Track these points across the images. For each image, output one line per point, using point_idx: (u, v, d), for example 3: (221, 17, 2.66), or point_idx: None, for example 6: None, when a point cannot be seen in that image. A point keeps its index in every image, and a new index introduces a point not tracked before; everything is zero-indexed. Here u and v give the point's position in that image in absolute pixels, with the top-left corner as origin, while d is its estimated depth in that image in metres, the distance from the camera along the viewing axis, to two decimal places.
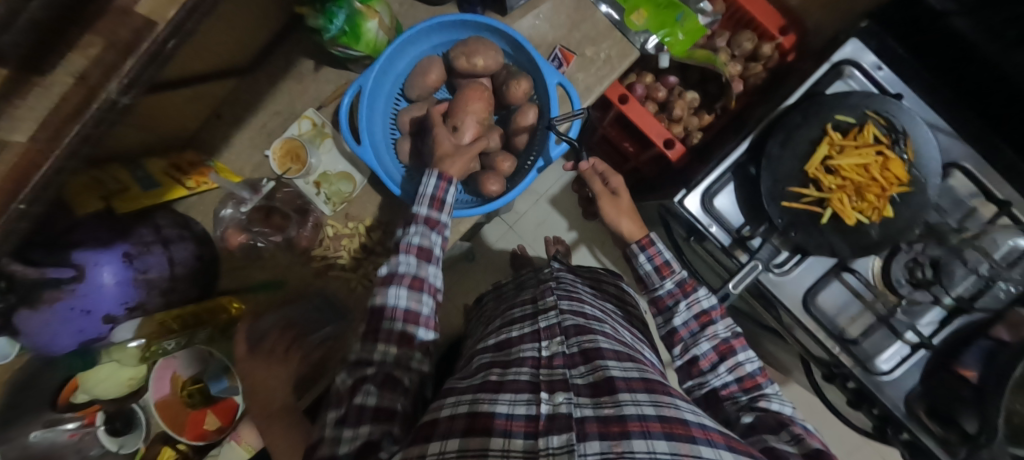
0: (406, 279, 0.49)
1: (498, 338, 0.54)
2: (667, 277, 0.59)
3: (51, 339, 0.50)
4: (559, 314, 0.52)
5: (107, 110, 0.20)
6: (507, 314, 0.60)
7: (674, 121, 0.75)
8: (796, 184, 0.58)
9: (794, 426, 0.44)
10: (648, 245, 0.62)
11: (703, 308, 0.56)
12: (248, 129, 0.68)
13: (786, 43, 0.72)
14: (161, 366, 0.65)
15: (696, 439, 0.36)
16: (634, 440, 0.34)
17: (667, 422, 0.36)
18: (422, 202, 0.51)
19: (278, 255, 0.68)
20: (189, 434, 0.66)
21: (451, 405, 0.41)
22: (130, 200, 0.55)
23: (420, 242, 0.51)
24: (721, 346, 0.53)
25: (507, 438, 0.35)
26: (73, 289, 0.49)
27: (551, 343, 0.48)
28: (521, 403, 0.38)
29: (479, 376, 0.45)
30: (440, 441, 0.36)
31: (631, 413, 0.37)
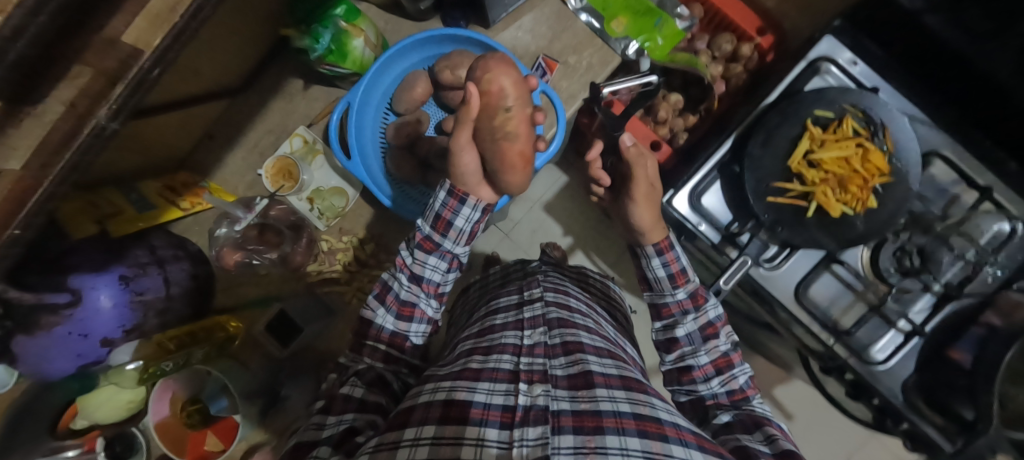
0: (396, 304, 0.53)
1: (481, 326, 0.55)
2: (680, 286, 0.57)
3: (51, 365, 0.51)
4: (545, 306, 0.54)
5: (96, 137, 0.21)
6: (492, 302, 0.62)
7: (659, 123, 0.76)
8: (780, 180, 0.59)
9: (770, 426, 0.44)
10: (666, 248, 0.58)
11: (710, 319, 0.55)
12: (240, 149, 0.69)
13: (764, 43, 0.73)
14: (159, 388, 0.63)
15: (669, 438, 0.36)
16: (607, 436, 0.34)
17: (642, 419, 0.37)
18: (427, 219, 0.54)
19: (273, 272, 0.69)
20: (189, 454, 0.63)
21: (429, 392, 0.41)
22: (125, 223, 0.55)
23: (414, 268, 0.54)
24: (719, 360, 0.52)
25: (483, 427, 0.35)
26: (70, 313, 0.50)
27: (533, 332, 0.49)
28: (499, 393, 0.39)
29: (459, 363, 0.45)
30: (416, 427, 0.35)
31: (607, 408, 0.37)
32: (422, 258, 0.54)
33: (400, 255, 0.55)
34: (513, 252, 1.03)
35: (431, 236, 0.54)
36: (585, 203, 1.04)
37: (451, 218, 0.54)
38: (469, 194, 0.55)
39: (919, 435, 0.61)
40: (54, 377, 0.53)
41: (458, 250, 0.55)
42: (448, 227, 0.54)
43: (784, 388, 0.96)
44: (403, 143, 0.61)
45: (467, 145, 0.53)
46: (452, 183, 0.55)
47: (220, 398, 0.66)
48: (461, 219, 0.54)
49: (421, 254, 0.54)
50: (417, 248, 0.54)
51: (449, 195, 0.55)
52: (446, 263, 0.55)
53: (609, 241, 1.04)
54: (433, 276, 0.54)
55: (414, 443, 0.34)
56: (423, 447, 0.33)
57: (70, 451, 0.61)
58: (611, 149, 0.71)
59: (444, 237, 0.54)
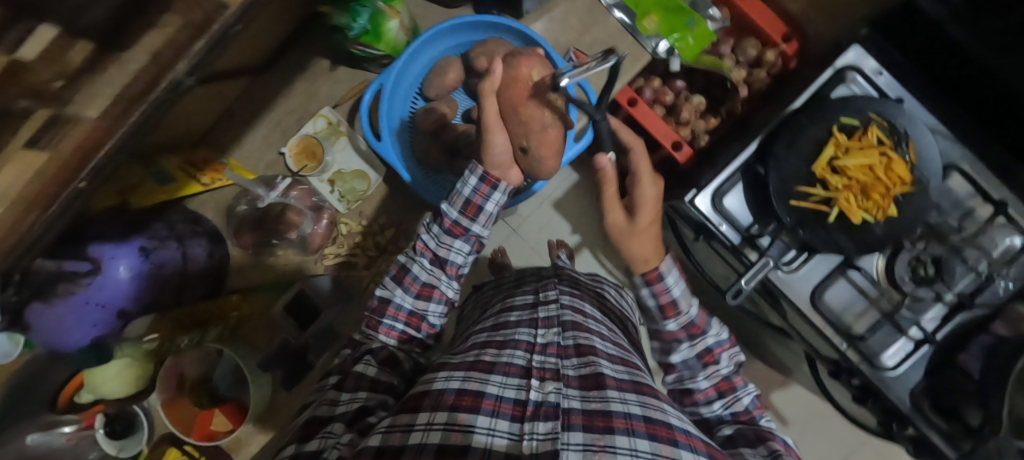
0: (415, 286, 0.54)
1: (495, 322, 0.53)
2: (671, 317, 0.57)
3: (63, 335, 0.50)
4: (559, 308, 0.53)
5: (172, 90, 0.22)
6: (507, 300, 0.61)
7: (681, 124, 0.76)
8: (804, 184, 0.59)
9: (773, 440, 0.46)
10: (655, 279, 0.58)
11: (708, 346, 0.55)
12: (261, 126, 0.68)
13: (789, 50, 0.74)
14: (169, 368, 0.60)
15: (678, 442, 0.35)
16: (617, 436, 0.33)
17: (652, 423, 0.36)
18: (455, 203, 0.54)
19: (289, 253, 0.68)
20: (196, 435, 0.61)
21: (443, 380, 0.40)
22: (145, 195, 0.56)
23: (439, 251, 0.55)
24: (721, 384, 0.53)
25: (494, 418, 0.33)
26: (89, 282, 0.49)
27: (546, 331, 0.48)
28: (512, 386, 0.38)
29: (472, 353, 0.45)
30: (428, 412, 0.35)
31: (617, 409, 0.36)
32: (449, 242, 0.55)
33: (422, 239, 0.56)
34: (522, 247, 1.03)
35: (460, 221, 0.54)
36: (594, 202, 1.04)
37: (482, 203, 0.53)
38: (499, 180, 0.54)
39: (924, 441, 0.63)
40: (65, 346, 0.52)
41: (483, 233, 0.56)
42: (477, 213, 0.54)
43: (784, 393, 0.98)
44: (432, 128, 0.61)
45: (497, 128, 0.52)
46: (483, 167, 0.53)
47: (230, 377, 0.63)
48: (491, 204, 0.54)
49: (449, 239, 0.55)
50: (445, 232, 0.55)
51: (482, 181, 0.53)
52: (469, 246, 0.56)
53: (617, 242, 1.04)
54: (456, 259, 0.56)
55: (427, 428, 0.33)
56: (436, 431, 0.32)
57: (68, 426, 0.56)
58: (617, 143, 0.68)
59: (474, 220, 0.55)
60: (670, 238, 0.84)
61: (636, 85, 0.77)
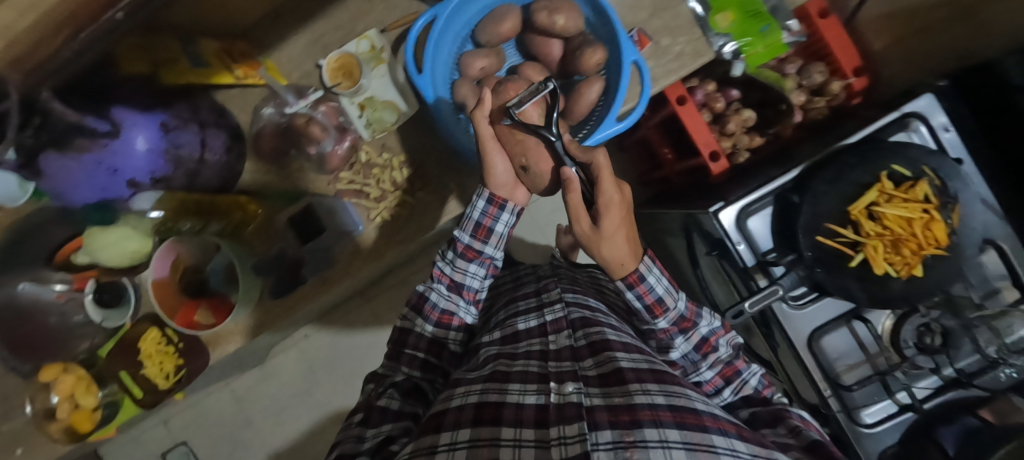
0: (435, 313, 0.60)
1: (504, 331, 0.58)
2: (660, 316, 0.57)
3: (69, 190, 0.50)
4: (565, 307, 0.59)
5: None
6: (511, 306, 0.66)
7: (725, 136, 0.74)
8: (834, 222, 0.57)
9: (787, 417, 0.52)
10: (637, 281, 0.54)
11: (703, 336, 0.59)
12: (305, 35, 0.66)
13: (856, 85, 0.70)
14: (164, 250, 0.63)
15: (708, 428, 0.39)
16: (646, 430, 0.36)
17: (679, 411, 0.39)
18: (467, 228, 0.57)
19: (306, 169, 0.68)
20: (178, 319, 0.65)
21: (461, 396, 0.44)
22: (177, 74, 0.54)
23: (456, 277, 0.60)
24: (725, 370, 0.59)
25: (518, 428, 0.38)
26: (106, 144, 0.48)
27: (559, 336, 0.54)
28: (531, 393, 0.42)
29: (488, 367, 0.49)
30: (451, 432, 0.39)
31: (642, 402, 0.39)
32: (463, 266, 0.60)
33: (439, 266, 0.61)
34: (531, 227, 1.02)
35: (473, 245, 0.58)
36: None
37: (491, 225, 0.57)
38: (507, 200, 0.57)
39: None
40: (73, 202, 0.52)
41: (496, 254, 0.60)
42: (488, 235, 0.58)
43: None
44: (474, 76, 0.59)
45: (495, 151, 0.52)
46: (489, 189, 0.56)
47: (222, 273, 0.68)
48: (500, 225, 0.57)
49: (463, 262, 0.59)
50: (461, 257, 0.59)
51: (489, 202, 0.56)
52: (484, 269, 0.61)
53: None
54: (472, 283, 0.61)
55: (452, 446, 0.37)
56: (462, 449, 0.36)
57: (59, 285, 0.67)
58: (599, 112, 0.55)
59: (485, 242, 0.58)
60: (681, 247, 0.83)
61: (690, 84, 0.74)
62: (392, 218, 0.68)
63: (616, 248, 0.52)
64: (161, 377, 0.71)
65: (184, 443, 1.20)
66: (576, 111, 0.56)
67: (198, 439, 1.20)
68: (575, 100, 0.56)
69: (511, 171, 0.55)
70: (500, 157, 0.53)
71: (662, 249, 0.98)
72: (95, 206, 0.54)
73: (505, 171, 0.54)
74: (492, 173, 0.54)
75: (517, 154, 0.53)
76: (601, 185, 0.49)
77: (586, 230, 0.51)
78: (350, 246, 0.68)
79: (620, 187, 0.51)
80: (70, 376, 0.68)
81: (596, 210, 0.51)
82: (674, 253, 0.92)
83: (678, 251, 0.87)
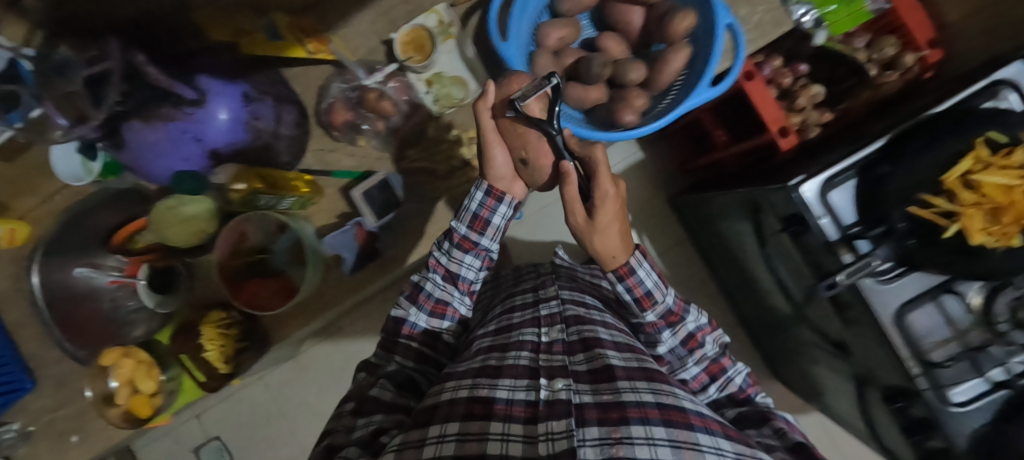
0: (429, 303, 0.59)
1: (498, 325, 0.58)
2: (649, 309, 0.56)
3: (148, 163, 0.51)
4: (561, 304, 0.59)
5: None
6: (507, 301, 0.68)
7: (793, 111, 0.72)
8: (927, 192, 0.52)
9: (773, 420, 0.54)
10: (627, 274, 0.53)
11: (690, 332, 0.59)
12: (371, 11, 0.64)
13: (931, 58, 0.69)
14: (232, 227, 0.62)
15: (694, 427, 0.39)
16: (632, 426, 0.37)
17: (666, 409, 0.40)
18: (463, 219, 0.56)
19: (370, 143, 0.66)
20: (241, 299, 0.64)
21: (452, 390, 0.45)
22: (255, 44, 0.55)
23: (450, 267, 0.59)
24: (712, 367, 0.60)
25: (507, 423, 0.38)
26: (191, 113, 0.47)
27: (551, 330, 0.53)
28: (521, 388, 0.43)
29: (478, 360, 0.50)
30: (441, 424, 0.40)
31: (630, 400, 0.40)
32: (459, 257, 0.58)
33: (433, 256, 0.59)
34: (535, 229, 1.10)
35: (469, 236, 0.57)
36: (647, 186, 1.11)
37: (488, 217, 0.55)
38: (505, 192, 0.56)
39: None
40: (155, 176, 0.53)
41: (492, 246, 0.59)
42: (485, 226, 0.56)
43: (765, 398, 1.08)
44: (551, 46, 0.57)
45: (495, 143, 0.52)
46: (487, 182, 0.55)
47: (286, 255, 0.66)
48: (497, 217, 0.56)
49: (460, 253, 0.58)
50: (456, 247, 0.58)
51: (487, 194, 0.56)
52: (479, 261, 0.59)
53: (665, 227, 1.12)
54: (467, 274, 0.59)
55: (440, 439, 0.38)
56: (449, 443, 0.37)
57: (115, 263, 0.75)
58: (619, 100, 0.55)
59: (482, 234, 0.57)
60: (745, 229, 0.82)
61: (757, 60, 0.72)
62: (459, 197, 0.70)
63: (613, 242, 0.51)
64: (221, 361, 0.69)
65: (218, 437, 1.18)
66: (661, 80, 0.55)
67: (231, 433, 1.18)
68: (661, 67, 0.54)
69: (511, 164, 0.55)
70: (499, 149, 0.54)
71: (714, 233, 0.98)
72: (183, 178, 0.54)
73: (505, 164, 0.55)
74: (493, 167, 0.54)
75: (517, 148, 0.52)
76: (597, 179, 0.49)
77: (579, 222, 0.51)
78: (422, 224, 0.70)
79: (616, 181, 0.51)
80: (126, 363, 0.70)
81: (591, 204, 0.51)
82: (727, 238, 0.92)
83: (737, 236, 0.87)
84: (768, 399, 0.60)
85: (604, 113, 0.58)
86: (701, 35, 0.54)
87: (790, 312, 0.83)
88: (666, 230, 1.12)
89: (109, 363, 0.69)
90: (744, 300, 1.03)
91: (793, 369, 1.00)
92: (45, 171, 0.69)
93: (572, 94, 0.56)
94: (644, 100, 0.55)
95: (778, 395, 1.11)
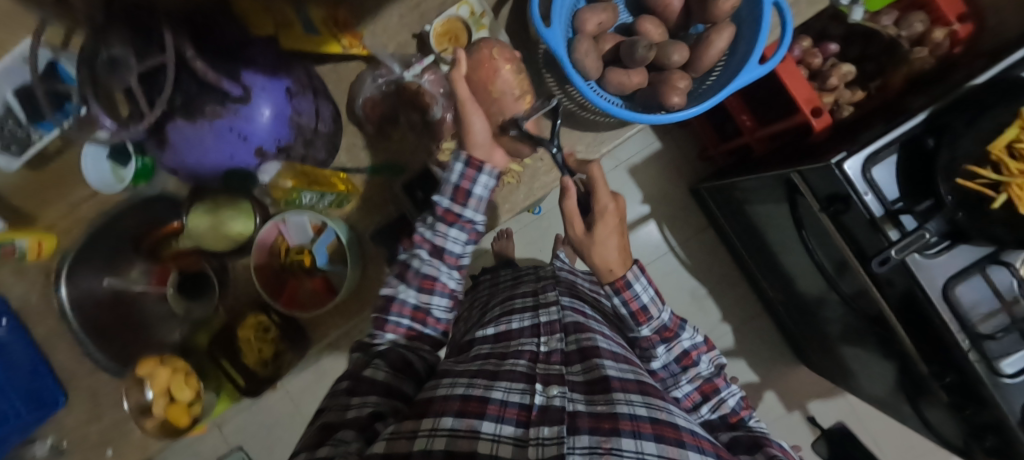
0: (416, 279, 0.56)
1: (498, 328, 0.55)
2: (644, 323, 0.54)
3: (193, 161, 0.50)
4: (561, 310, 0.55)
5: None
6: (506, 303, 0.62)
7: (826, 91, 0.74)
8: (973, 163, 0.51)
9: (768, 446, 0.44)
10: (624, 287, 0.54)
11: (684, 349, 0.55)
12: (403, 4, 0.62)
13: (961, 32, 0.69)
14: (272, 225, 0.63)
15: (684, 443, 0.36)
16: (623, 439, 0.33)
17: (658, 424, 0.36)
18: (445, 190, 0.56)
19: (406, 138, 0.66)
20: (283, 301, 0.65)
21: (448, 387, 0.42)
22: (292, 38, 0.56)
23: (436, 241, 0.57)
24: (704, 386, 0.53)
25: (500, 423, 0.35)
26: (237, 110, 0.46)
27: (550, 339, 0.50)
28: (517, 391, 0.40)
29: (478, 363, 0.47)
30: (434, 418, 0.36)
31: (624, 411, 0.36)
32: (444, 230, 0.57)
33: (420, 231, 0.58)
34: (543, 232, 1.08)
35: (451, 209, 0.56)
36: (666, 175, 1.10)
37: (469, 187, 0.55)
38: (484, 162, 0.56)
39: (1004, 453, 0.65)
40: (200, 176, 0.53)
41: (476, 219, 0.58)
42: (467, 198, 0.56)
43: (787, 380, 1.11)
44: (591, 32, 0.56)
45: (474, 109, 0.54)
46: (467, 151, 0.56)
47: (324, 252, 0.65)
48: (479, 187, 0.56)
49: (444, 227, 0.57)
50: (440, 221, 0.57)
51: (466, 165, 0.56)
52: (465, 235, 0.58)
53: (685, 217, 1.11)
54: (454, 248, 0.58)
55: (432, 434, 0.34)
56: (441, 438, 0.34)
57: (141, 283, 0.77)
58: (658, 82, 0.56)
59: (464, 206, 0.56)
60: (778, 210, 0.81)
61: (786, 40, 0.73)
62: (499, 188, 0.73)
63: (617, 251, 0.54)
64: (260, 364, 0.69)
65: (240, 447, 1.14)
66: (704, 63, 0.55)
67: (253, 443, 1.15)
68: (705, 50, 0.54)
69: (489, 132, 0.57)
70: (477, 117, 0.56)
71: (740, 216, 0.97)
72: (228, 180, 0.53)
73: (484, 131, 0.56)
74: (472, 134, 0.56)
75: (499, 116, 0.60)
76: (597, 195, 0.54)
77: (579, 235, 0.55)
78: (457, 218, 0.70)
79: (614, 197, 0.56)
80: (163, 372, 0.68)
81: (592, 218, 0.55)
82: (757, 221, 0.91)
83: (768, 216, 0.86)
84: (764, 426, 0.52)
85: (647, 95, 0.58)
86: (749, 12, 0.55)
87: (822, 291, 0.83)
88: (687, 219, 1.11)
89: (146, 372, 0.67)
90: (771, 286, 1.02)
91: (822, 353, 1.00)
92: (72, 178, 0.68)
93: (615, 79, 0.56)
94: (687, 82, 0.55)
95: (807, 380, 1.11)
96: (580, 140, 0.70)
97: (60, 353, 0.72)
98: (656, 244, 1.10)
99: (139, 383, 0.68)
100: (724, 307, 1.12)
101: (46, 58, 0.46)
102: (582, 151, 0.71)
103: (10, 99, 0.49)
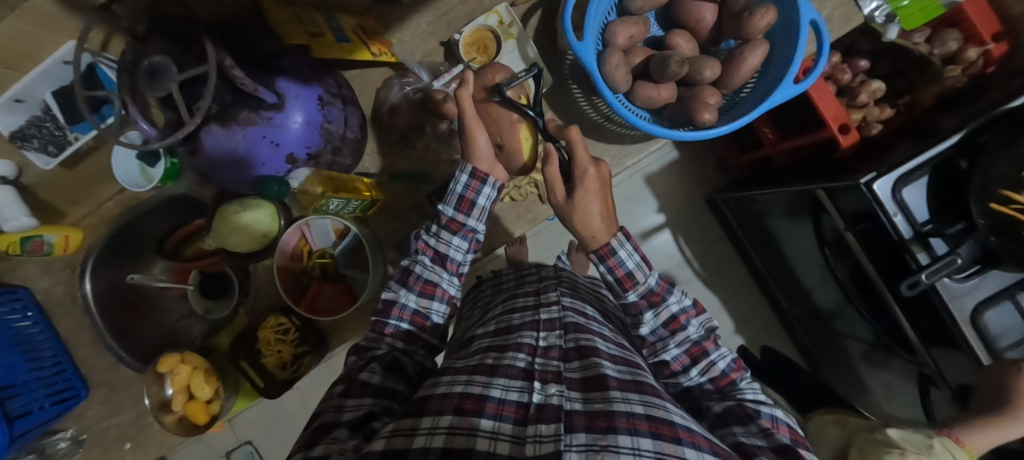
0: (418, 283, 0.55)
1: (497, 325, 0.53)
2: (630, 289, 0.52)
3: (224, 169, 0.51)
4: (561, 309, 0.53)
5: None
6: (509, 302, 0.60)
7: (854, 107, 0.73)
8: (1008, 187, 0.51)
9: (758, 419, 0.43)
10: (608, 254, 0.52)
11: (673, 313, 0.52)
12: (432, 11, 0.62)
13: (996, 51, 0.69)
14: (295, 229, 0.63)
15: (681, 441, 0.35)
16: (620, 436, 0.33)
17: (655, 421, 0.35)
18: (451, 201, 0.54)
19: (432, 146, 0.67)
20: (304, 305, 0.66)
21: (447, 384, 0.41)
22: (324, 47, 0.55)
23: (440, 248, 0.56)
24: (693, 349, 0.51)
25: (498, 422, 0.34)
26: (270, 118, 0.47)
27: (549, 335, 0.48)
28: (515, 389, 0.39)
29: (477, 358, 0.46)
30: (433, 417, 0.35)
31: (620, 409, 0.36)
32: (447, 238, 0.56)
33: (422, 239, 0.57)
34: (559, 237, 1.07)
35: (456, 218, 0.55)
36: (683, 184, 1.09)
37: (474, 198, 0.54)
38: (489, 175, 0.55)
39: None
40: (231, 183, 0.54)
41: (478, 228, 0.57)
42: (471, 208, 0.55)
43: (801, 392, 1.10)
44: (621, 45, 0.56)
45: (476, 125, 0.53)
46: (471, 164, 0.54)
47: (347, 258, 0.68)
48: (483, 199, 0.54)
49: (447, 235, 0.56)
50: (443, 229, 0.56)
51: (471, 177, 0.54)
52: (467, 243, 0.57)
53: (701, 227, 1.10)
54: (456, 256, 0.57)
55: (429, 433, 0.33)
56: (439, 435, 0.33)
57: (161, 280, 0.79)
58: (687, 98, 0.56)
59: (468, 215, 0.55)
60: (801, 224, 0.80)
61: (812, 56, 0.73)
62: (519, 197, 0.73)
63: (605, 213, 0.53)
64: (279, 366, 0.67)
65: (249, 442, 1.11)
66: (734, 79, 0.55)
67: (262, 437, 1.12)
68: (736, 66, 0.54)
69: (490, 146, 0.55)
70: (481, 133, 0.54)
71: (762, 231, 0.96)
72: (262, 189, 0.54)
73: (485, 146, 0.55)
74: (475, 149, 0.54)
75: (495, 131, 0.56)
76: (577, 160, 0.53)
77: (560, 201, 0.54)
78: None
79: (596, 163, 0.55)
80: (183, 370, 0.68)
81: (573, 185, 0.54)
82: (778, 235, 0.90)
83: (784, 232, 0.87)
84: (757, 387, 0.50)
85: (675, 110, 0.58)
86: (782, 32, 0.55)
87: (842, 307, 0.82)
88: (702, 228, 1.10)
89: (167, 370, 0.68)
90: (786, 299, 1.01)
91: (839, 367, 0.99)
92: (99, 178, 0.69)
93: (643, 93, 0.56)
94: (717, 99, 0.55)
95: None
96: (604, 153, 0.72)
97: (82, 347, 0.73)
98: (670, 254, 1.10)
99: (159, 379, 0.69)
100: (736, 316, 1.10)
101: (88, 61, 0.50)
102: (606, 164, 0.72)
103: (48, 100, 0.52)
